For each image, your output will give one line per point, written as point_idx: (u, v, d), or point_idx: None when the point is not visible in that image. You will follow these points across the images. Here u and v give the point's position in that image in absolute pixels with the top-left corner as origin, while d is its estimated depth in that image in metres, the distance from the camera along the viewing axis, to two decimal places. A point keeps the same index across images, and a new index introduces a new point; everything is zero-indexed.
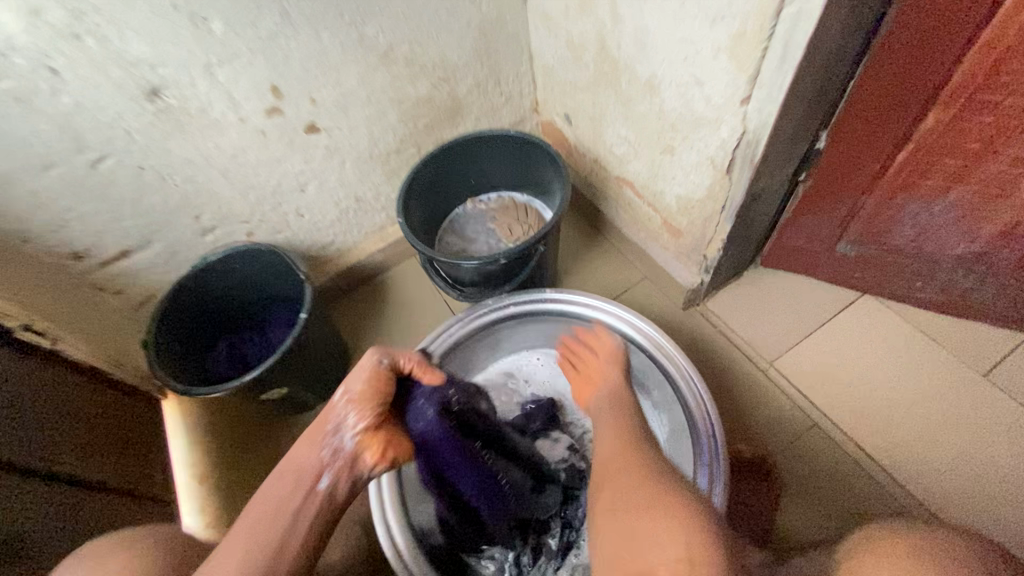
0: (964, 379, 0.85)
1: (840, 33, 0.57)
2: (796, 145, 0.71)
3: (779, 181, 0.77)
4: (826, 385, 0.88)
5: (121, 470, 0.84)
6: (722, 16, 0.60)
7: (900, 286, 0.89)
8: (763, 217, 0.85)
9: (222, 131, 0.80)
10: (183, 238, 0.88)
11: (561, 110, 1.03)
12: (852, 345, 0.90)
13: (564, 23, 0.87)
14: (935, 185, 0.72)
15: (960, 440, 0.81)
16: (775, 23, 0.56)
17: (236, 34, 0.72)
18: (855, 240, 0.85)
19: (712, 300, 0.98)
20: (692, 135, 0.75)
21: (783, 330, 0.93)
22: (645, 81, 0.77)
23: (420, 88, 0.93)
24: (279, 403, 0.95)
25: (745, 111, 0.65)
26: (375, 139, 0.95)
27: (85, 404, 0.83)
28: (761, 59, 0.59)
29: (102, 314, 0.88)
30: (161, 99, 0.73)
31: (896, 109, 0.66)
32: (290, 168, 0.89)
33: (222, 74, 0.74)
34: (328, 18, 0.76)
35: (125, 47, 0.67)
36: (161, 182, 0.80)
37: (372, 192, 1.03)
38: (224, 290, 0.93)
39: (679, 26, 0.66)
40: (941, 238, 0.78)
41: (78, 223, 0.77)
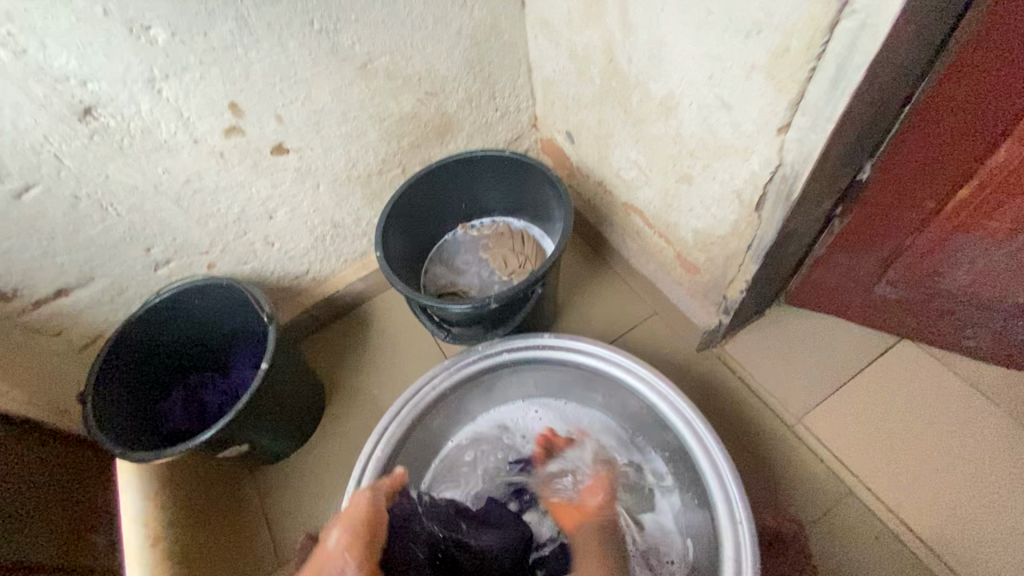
0: (1020, 440, 0.75)
1: (905, 51, 0.47)
2: (838, 178, 0.61)
3: (814, 217, 0.67)
4: (862, 445, 0.77)
5: (55, 543, 0.73)
6: (758, 29, 0.50)
7: (947, 333, 0.78)
8: (792, 255, 0.74)
9: (172, 155, 0.69)
10: (132, 272, 0.78)
11: (563, 127, 0.93)
12: (891, 398, 0.80)
13: (567, 32, 0.77)
14: (1000, 227, 0.62)
15: (1017, 513, 0.71)
16: (826, 40, 0.45)
17: (184, 43, 0.61)
18: (898, 282, 0.74)
19: (731, 343, 0.87)
20: (715, 164, 0.65)
21: (812, 379, 0.82)
22: (660, 101, 0.67)
23: (405, 103, 0.82)
24: (243, 456, 0.84)
25: (782, 141, 0.55)
26: (353, 160, 0.84)
27: (8, 469, 0.71)
28: (805, 82, 0.49)
29: (36, 358, 0.77)
30: (96, 118, 0.62)
31: (961, 140, 0.55)
32: (256, 194, 0.79)
33: (169, 89, 0.64)
34: (294, 26, 0.66)
35: (47, 59, 0.56)
36: (102, 213, 0.70)
37: (352, 217, 0.92)
38: (178, 330, 0.83)
39: (703, 40, 0.56)
40: (1001, 283, 0.68)
41: (2, 260, 0.67)
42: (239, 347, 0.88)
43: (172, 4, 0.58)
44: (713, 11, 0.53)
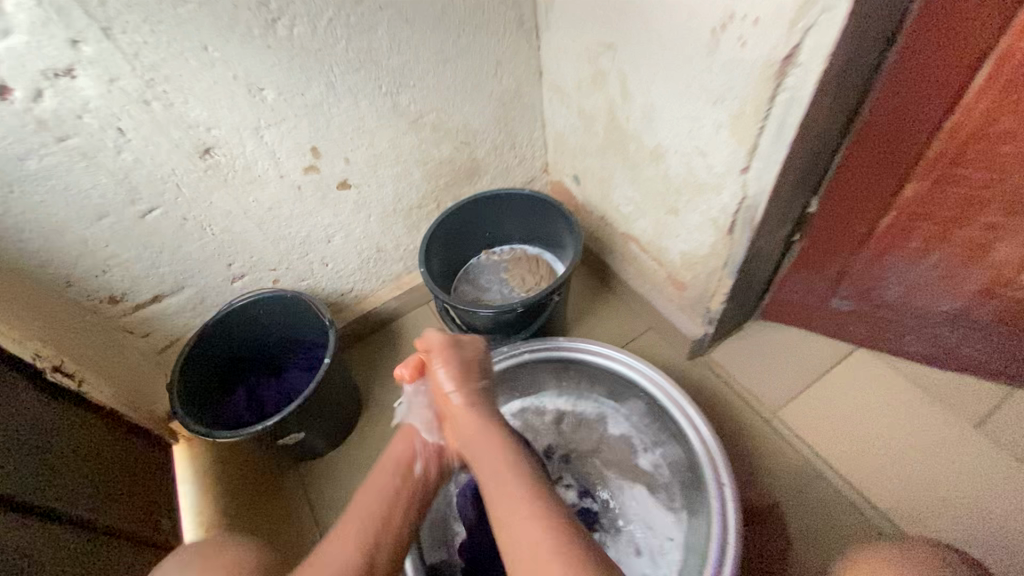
0: (959, 429, 0.89)
1: (827, 115, 0.66)
2: (790, 209, 0.79)
3: (776, 240, 0.84)
4: (828, 435, 0.91)
5: (135, 518, 0.83)
6: (723, 98, 0.69)
7: (893, 340, 0.94)
8: (761, 273, 0.91)
9: (262, 186, 0.86)
10: (214, 284, 0.93)
11: (571, 171, 1.12)
12: (850, 395, 0.95)
13: (577, 96, 0.97)
14: (918, 247, 0.80)
15: (958, 487, 0.85)
16: (770, 107, 0.64)
17: (286, 101, 0.79)
18: (848, 295, 0.92)
19: (715, 351, 1.03)
20: (696, 198, 0.82)
21: (784, 380, 0.97)
22: (651, 149, 0.85)
23: (444, 150, 1.01)
24: (292, 449, 0.96)
25: (745, 178, 0.73)
26: (399, 195, 1.02)
27: (102, 449, 0.83)
28: (758, 135, 0.68)
29: (127, 356, 0.91)
30: (212, 157, 0.79)
31: (879, 180, 0.74)
32: (320, 221, 0.95)
33: (269, 136, 0.81)
34: (367, 89, 0.85)
35: (187, 111, 0.73)
36: (202, 232, 0.85)
37: (392, 243, 1.08)
38: (247, 338, 0.98)
39: (684, 105, 0.75)
40: (926, 296, 0.85)
41: (120, 268, 0.81)
42: (293, 355, 1.03)
43: (283, 73, 0.77)
44: (690, 85, 0.72)
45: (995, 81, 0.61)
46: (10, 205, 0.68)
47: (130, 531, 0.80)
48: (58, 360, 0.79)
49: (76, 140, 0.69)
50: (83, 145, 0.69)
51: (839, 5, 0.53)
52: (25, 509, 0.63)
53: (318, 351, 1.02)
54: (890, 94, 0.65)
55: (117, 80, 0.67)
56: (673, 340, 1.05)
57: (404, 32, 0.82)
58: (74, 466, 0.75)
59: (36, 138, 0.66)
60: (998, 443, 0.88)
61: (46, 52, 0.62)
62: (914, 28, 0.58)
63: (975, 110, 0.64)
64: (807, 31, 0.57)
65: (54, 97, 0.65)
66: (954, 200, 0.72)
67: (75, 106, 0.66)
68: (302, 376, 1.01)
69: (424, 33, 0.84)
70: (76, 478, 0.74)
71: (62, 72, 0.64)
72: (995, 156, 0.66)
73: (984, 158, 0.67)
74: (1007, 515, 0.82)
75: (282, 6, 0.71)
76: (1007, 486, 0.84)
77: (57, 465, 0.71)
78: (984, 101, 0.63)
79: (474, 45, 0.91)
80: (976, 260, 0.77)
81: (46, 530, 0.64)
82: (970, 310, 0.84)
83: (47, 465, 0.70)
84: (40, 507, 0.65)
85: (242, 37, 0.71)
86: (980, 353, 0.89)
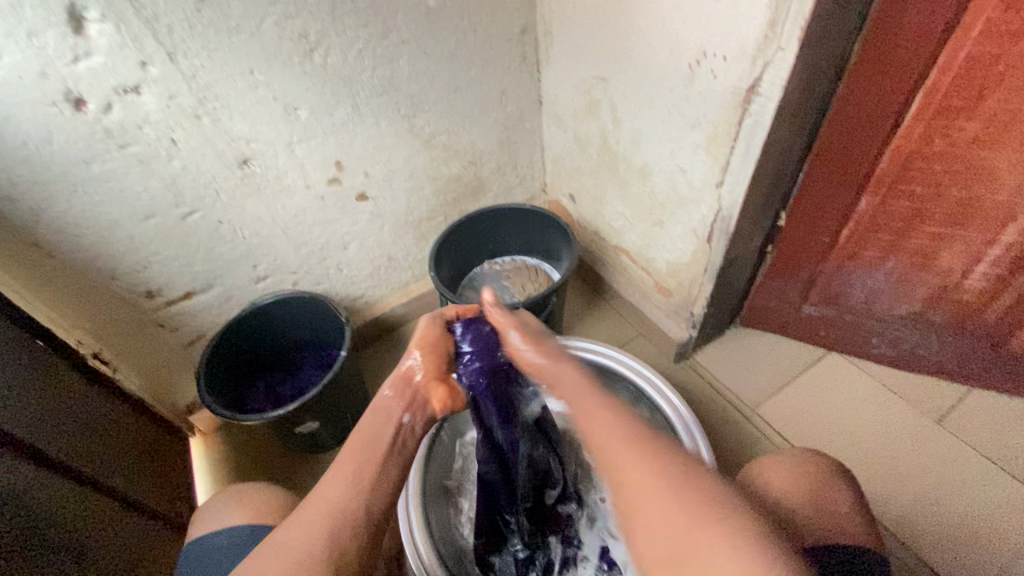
0: (919, 424, 0.98)
1: (787, 138, 0.77)
2: (761, 220, 0.89)
3: (750, 250, 0.95)
4: (803, 429, 0.99)
5: (156, 499, 0.88)
6: (699, 123, 0.80)
7: (859, 344, 1.05)
8: (739, 280, 1.01)
9: (290, 196, 0.95)
10: (239, 284, 1.01)
11: (567, 191, 1.23)
12: (822, 394, 1.03)
13: (572, 122, 1.08)
14: (875, 255, 0.91)
15: (920, 478, 0.93)
16: (739, 129, 0.75)
17: (317, 120, 0.90)
18: (817, 302, 1.02)
19: (699, 354, 1.11)
20: (678, 211, 0.93)
21: (762, 381, 1.06)
22: (639, 168, 0.96)
23: (452, 168, 1.11)
24: (303, 439, 1.02)
25: (720, 192, 0.83)
26: (411, 208, 1.12)
27: (129, 433, 0.89)
28: (730, 154, 0.78)
29: (158, 349, 0.98)
30: (248, 167, 0.89)
31: (836, 196, 0.86)
32: (339, 229, 1.05)
33: (300, 150, 0.91)
34: (388, 112, 0.96)
35: (231, 126, 0.83)
36: (233, 235, 0.94)
37: (402, 253, 1.18)
38: (267, 333, 1.05)
39: (666, 129, 0.86)
40: (886, 300, 0.96)
41: (159, 265, 0.90)
42: (307, 353, 1.11)
43: (316, 95, 0.87)
44: (671, 111, 0.84)
45: (923, 113, 0.74)
46: (72, 203, 0.77)
47: (153, 510, 0.86)
48: (95, 349, 0.89)
49: (135, 148, 0.78)
50: (140, 152, 0.79)
51: (790, 45, 0.65)
52: (64, 473, 0.70)
53: (330, 349, 1.10)
54: (839, 121, 0.77)
55: (175, 97, 0.77)
56: (660, 345, 1.13)
57: (423, 63, 0.94)
58: (105, 444, 0.81)
59: (101, 145, 0.75)
60: (955, 438, 0.96)
61: (119, 71, 0.72)
62: (855, 66, 0.71)
63: (911, 136, 0.76)
64: (766, 66, 0.68)
65: (121, 111, 0.75)
66: (901, 213, 0.84)
67: (137, 118, 0.76)
68: (315, 373, 1.08)
69: (439, 64, 0.96)
70: (107, 455, 0.80)
71: (130, 89, 0.74)
72: (932, 174, 0.78)
73: (922, 176, 0.79)
74: (965, 500, 0.90)
75: (319, 39, 0.82)
76: (964, 474, 0.92)
77: (91, 440, 0.78)
78: (917, 129, 0.75)
79: (482, 76, 1.03)
80: (924, 265, 0.88)
81: (81, 497, 0.70)
82: (923, 312, 0.95)
83: (85, 441, 0.76)
84: (77, 474, 0.72)
85: (283, 63, 0.82)
86: (936, 352, 0.99)
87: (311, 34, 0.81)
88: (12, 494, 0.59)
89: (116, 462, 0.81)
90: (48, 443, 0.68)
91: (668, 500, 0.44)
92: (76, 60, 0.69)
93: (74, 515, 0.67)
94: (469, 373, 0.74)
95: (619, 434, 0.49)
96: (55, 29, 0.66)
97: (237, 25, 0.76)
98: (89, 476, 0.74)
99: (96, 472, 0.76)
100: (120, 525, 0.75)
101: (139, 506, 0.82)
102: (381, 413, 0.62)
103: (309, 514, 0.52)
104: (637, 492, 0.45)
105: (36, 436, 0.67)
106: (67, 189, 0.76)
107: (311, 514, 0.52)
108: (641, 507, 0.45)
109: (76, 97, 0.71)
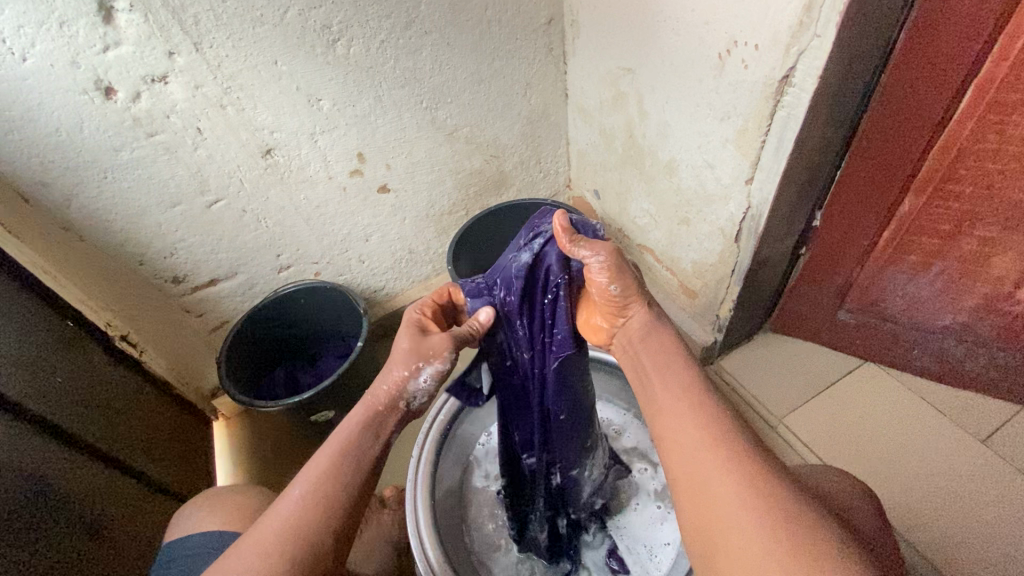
0: (962, 445, 0.91)
1: (823, 131, 0.72)
2: (795, 219, 0.85)
3: (783, 251, 0.90)
4: (837, 444, 0.94)
5: (179, 478, 0.91)
6: (729, 116, 0.76)
7: (900, 354, 0.98)
8: (770, 282, 0.96)
9: (312, 186, 0.96)
10: (263, 272, 1.03)
11: (592, 186, 1.20)
12: (859, 408, 0.97)
13: (598, 116, 1.05)
14: (919, 260, 0.85)
15: (962, 502, 0.86)
16: (770, 123, 0.71)
17: (340, 111, 0.90)
18: (853, 308, 0.97)
19: (725, 359, 1.07)
20: (705, 209, 0.89)
21: (792, 392, 1.01)
22: (665, 163, 0.93)
23: (475, 162, 1.11)
24: (320, 427, 1.03)
25: (750, 189, 0.79)
26: (433, 201, 1.11)
27: (154, 414, 0.92)
28: (760, 149, 0.74)
29: (183, 333, 1.01)
30: (272, 157, 0.89)
31: (879, 196, 0.80)
32: (361, 221, 1.05)
33: (322, 141, 0.91)
34: (410, 103, 0.95)
35: (255, 116, 0.84)
36: (257, 224, 0.96)
37: (424, 246, 1.18)
38: (290, 322, 1.09)
39: (695, 123, 0.82)
40: (929, 308, 0.90)
41: (184, 253, 0.92)
42: (328, 342, 1.15)
43: (339, 86, 0.87)
44: (700, 104, 0.80)
45: (975, 108, 0.68)
46: (104, 189, 0.80)
47: (170, 488, 0.87)
48: (123, 331, 0.92)
49: (163, 136, 0.80)
50: (168, 140, 0.81)
51: (827, 32, 0.60)
52: (91, 453, 0.72)
53: (350, 339, 1.13)
54: (880, 111, 0.72)
55: (201, 87, 0.78)
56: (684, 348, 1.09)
57: (446, 54, 0.93)
58: (131, 424, 0.83)
59: (131, 133, 0.78)
60: (1005, 461, 0.88)
61: (147, 61, 0.73)
62: (898, 56, 0.67)
63: (961, 132, 0.71)
64: (800, 55, 0.64)
65: (149, 99, 0.76)
66: (949, 216, 0.78)
67: (164, 106, 0.78)
68: (335, 363, 1.11)
69: (463, 55, 0.95)
70: (133, 436, 0.82)
71: (158, 78, 0.75)
72: (984, 173, 0.73)
73: (973, 174, 0.73)
74: (1014, 529, 0.82)
75: (343, 29, 0.82)
76: (1015, 501, 0.85)
77: (118, 421, 0.80)
78: (967, 126, 0.70)
79: (507, 68, 1.01)
80: (973, 272, 0.82)
81: (96, 470, 0.71)
82: (971, 323, 0.89)
83: (103, 417, 0.77)
84: (104, 454, 0.74)
85: (306, 54, 0.82)
86: (984, 366, 0.92)
87: (334, 25, 0.81)
88: (26, 466, 0.59)
89: (141, 443, 0.84)
90: (73, 422, 0.70)
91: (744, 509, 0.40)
92: (106, 49, 0.70)
93: (95, 492, 0.69)
94: (530, 271, 0.58)
95: (707, 451, 0.44)
96: (86, 19, 0.67)
97: (261, 15, 0.76)
98: (111, 454, 0.75)
99: (122, 451, 0.78)
100: (136, 507, 0.77)
101: (160, 488, 0.84)
102: (370, 425, 0.55)
103: (257, 535, 0.49)
104: (719, 515, 0.41)
105: (54, 407, 0.68)
106: (98, 175, 0.79)
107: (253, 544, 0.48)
108: (721, 526, 0.41)
109: (106, 85, 0.73)
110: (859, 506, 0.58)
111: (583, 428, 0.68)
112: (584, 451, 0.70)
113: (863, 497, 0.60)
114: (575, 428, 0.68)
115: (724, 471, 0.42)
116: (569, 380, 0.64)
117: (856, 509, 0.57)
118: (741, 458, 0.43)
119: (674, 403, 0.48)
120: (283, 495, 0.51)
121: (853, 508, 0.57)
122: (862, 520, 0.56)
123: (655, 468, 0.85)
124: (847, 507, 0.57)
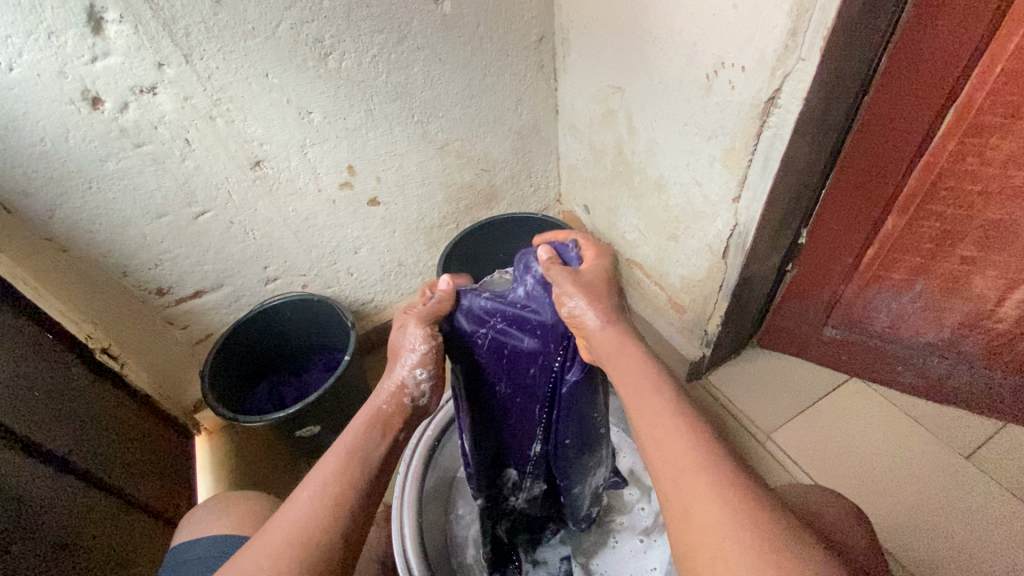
0: (947, 461, 0.92)
1: (809, 150, 0.73)
2: (781, 237, 0.86)
3: (770, 267, 0.91)
4: (824, 459, 0.94)
5: (157, 494, 0.88)
6: (716, 135, 0.77)
7: (884, 371, 1.00)
8: (757, 298, 0.97)
9: (302, 198, 0.95)
10: (250, 284, 1.02)
11: (582, 201, 1.21)
12: (847, 423, 0.98)
13: (588, 132, 1.06)
14: (902, 277, 0.87)
15: (948, 518, 0.86)
16: (757, 143, 0.72)
17: (331, 124, 0.90)
18: (839, 325, 0.98)
19: (713, 374, 1.08)
20: (693, 226, 0.90)
21: (780, 407, 1.01)
22: (654, 180, 0.94)
23: (466, 175, 1.11)
24: (305, 442, 1.00)
25: (737, 207, 0.80)
26: (424, 215, 1.11)
27: (135, 427, 0.90)
28: (747, 168, 0.76)
29: (166, 345, 1.00)
30: (261, 168, 0.89)
31: (862, 215, 0.82)
32: (350, 233, 1.05)
33: (311, 153, 0.91)
34: (402, 117, 0.96)
35: (245, 129, 0.84)
36: (244, 236, 0.95)
37: (413, 258, 1.17)
38: (276, 335, 1.08)
39: (683, 141, 0.84)
40: (913, 325, 0.92)
41: (170, 265, 0.91)
42: (315, 356, 1.15)
43: (330, 99, 0.87)
44: (688, 123, 0.81)
45: (956, 128, 0.70)
46: (87, 199, 0.79)
47: (148, 505, 0.84)
48: (104, 343, 0.89)
49: (150, 146, 0.79)
50: (155, 151, 0.80)
51: (811, 56, 0.62)
52: (70, 469, 0.70)
53: (337, 352, 1.12)
54: (864, 133, 0.74)
55: (190, 98, 0.78)
56: (672, 362, 1.10)
57: (437, 69, 0.93)
58: (110, 438, 0.81)
59: (117, 144, 0.77)
60: (987, 477, 0.89)
61: (136, 72, 0.73)
62: (881, 80, 0.68)
63: (943, 152, 0.72)
64: (786, 77, 0.65)
65: (137, 110, 0.76)
66: (930, 235, 0.80)
67: (152, 117, 0.77)
68: (322, 376, 1.11)
69: (454, 71, 0.95)
70: (112, 451, 0.80)
71: (146, 89, 0.75)
72: (964, 195, 0.74)
73: (954, 195, 0.75)
74: (999, 546, 0.83)
75: (334, 43, 0.82)
76: (999, 517, 0.85)
77: (98, 435, 0.78)
78: (948, 146, 0.71)
79: (498, 84, 1.02)
80: (955, 289, 0.84)
81: (73, 487, 0.69)
82: (954, 340, 0.90)
83: (82, 430, 0.75)
84: (83, 470, 0.72)
85: (297, 67, 0.82)
86: (966, 382, 0.94)
87: (326, 38, 0.81)
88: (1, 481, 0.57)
89: (119, 458, 0.81)
90: (52, 437, 0.68)
91: (734, 536, 0.39)
92: (94, 59, 0.70)
93: (71, 509, 0.67)
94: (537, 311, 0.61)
95: (694, 472, 0.43)
96: (74, 30, 0.67)
97: (252, 28, 0.76)
98: (90, 469, 0.73)
99: (100, 466, 0.76)
100: (112, 524, 0.74)
101: (137, 505, 0.82)
102: (376, 426, 0.56)
103: (265, 539, 0.47)
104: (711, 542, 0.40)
105: (30, 420, 0.65)
106: (82, 185, 0.78)
107: (262, 549, 0.46)
108: (706, 552, 0.40)
109: (93, 96, 0.72)
110: (845, 528, 0.58)
111: (587, 451, 0.71)
112: (589, 473, 0.73)
113: (850, 518, 0.60)
114: (577, 451, 0.70)
115: (712, 496, 0.41)
116: (577, 406, 0.66)
117: (840, 530, 0.57)
118: (730, 479, 0.42)
119: (666, 420, 0.47)
120: (290, 499, 0.50)
121: (838, 530, 0.57)
122: (848, 541, 0.56)
123: (650, 503, 0.84)
124: (832, 530, 0.57)
